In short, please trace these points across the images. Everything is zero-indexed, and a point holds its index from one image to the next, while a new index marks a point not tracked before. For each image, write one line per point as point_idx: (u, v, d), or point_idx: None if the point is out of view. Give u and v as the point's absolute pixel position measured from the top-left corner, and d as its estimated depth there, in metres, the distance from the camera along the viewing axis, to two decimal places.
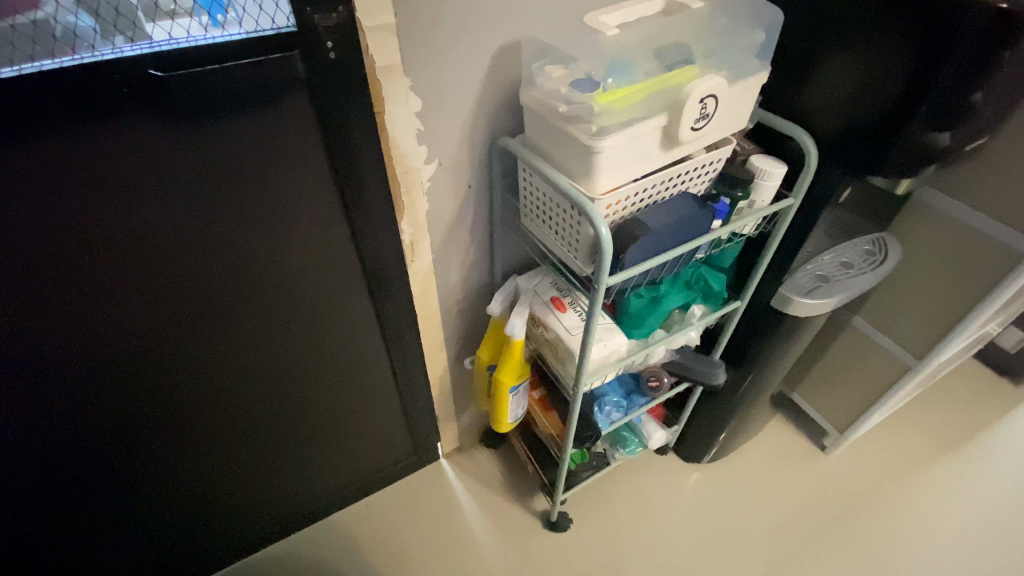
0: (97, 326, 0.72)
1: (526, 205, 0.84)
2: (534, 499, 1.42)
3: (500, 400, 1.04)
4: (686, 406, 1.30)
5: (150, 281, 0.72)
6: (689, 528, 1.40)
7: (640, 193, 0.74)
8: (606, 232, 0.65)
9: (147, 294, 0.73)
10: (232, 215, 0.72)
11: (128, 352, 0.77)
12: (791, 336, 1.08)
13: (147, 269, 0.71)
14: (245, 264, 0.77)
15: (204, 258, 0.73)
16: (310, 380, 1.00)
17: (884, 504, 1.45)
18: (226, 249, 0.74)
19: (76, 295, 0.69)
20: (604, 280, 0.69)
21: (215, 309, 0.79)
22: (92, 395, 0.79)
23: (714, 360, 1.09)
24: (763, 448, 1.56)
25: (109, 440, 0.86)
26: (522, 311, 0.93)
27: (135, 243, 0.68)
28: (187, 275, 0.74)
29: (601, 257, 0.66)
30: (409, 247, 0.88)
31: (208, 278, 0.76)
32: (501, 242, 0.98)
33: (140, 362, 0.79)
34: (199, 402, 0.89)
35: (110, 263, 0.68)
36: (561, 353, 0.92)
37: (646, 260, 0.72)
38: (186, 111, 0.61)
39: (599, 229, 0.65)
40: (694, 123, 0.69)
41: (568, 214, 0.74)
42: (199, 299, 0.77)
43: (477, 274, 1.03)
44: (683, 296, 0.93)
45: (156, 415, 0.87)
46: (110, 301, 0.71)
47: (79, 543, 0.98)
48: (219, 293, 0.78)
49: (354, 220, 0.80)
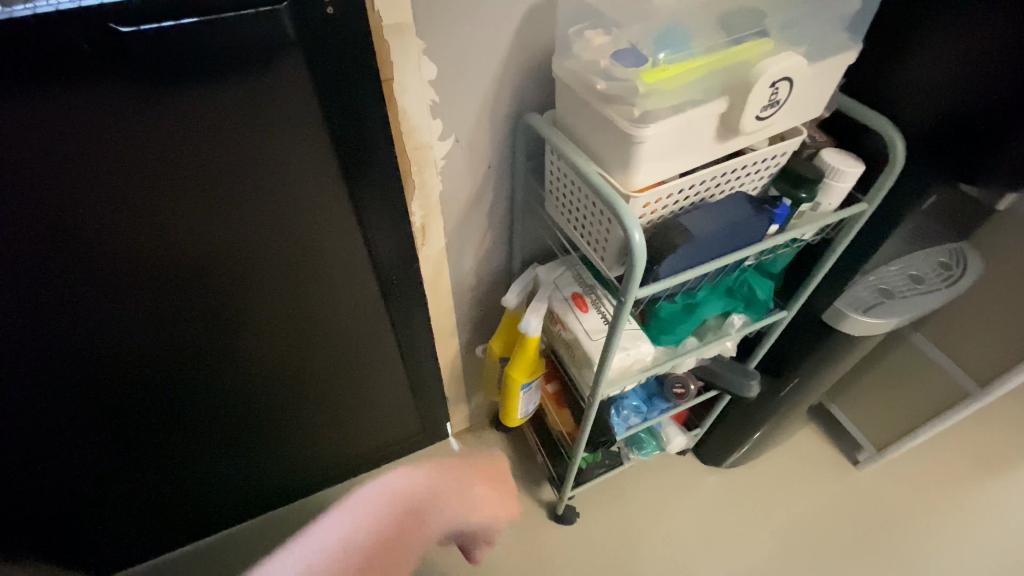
0: (91, 305, 0.68)
1: (552, 191, 0.74)
2: (541, 488, 1.38)
3: (511, 396, 0.98)
4: (711, 412, 1.20)
5: (143, 260, 0.66)
6: (701, 534, 1.33)
7: (685, 190, 0.63)
8: (642, 241, 0.55)
9: (138, 274, 0.68)
10: (226, 193, 0.64)
11: (126, 332, 0.73)
12: (840, 354, 0.96)
13: (140, 248, 0.65)
14: (249, 246, 0.71)
15: (206, 240, 0.68)
16: (317, 365, 0.94)
17: (919, 529, 1.34)
18: (224, 230, 0.67)
19: (67, 274, 0.64)
20: (632, 292, 0.59)
21: (223, 292, 0.75)
22: (102, 376, 0.77)
23: (749, 369, 0.99)
24: (792, 456, 1.45)
25: (122, 419, 0.84)
26: (540, 307, 0.85)
27: (124, 219, 0.62)
28: (183, 253, 0.68)
29: (632, 269, 0.57)
30: (420, 229, 0.81)
31: (213, 261, 0.71)
32: (523, 228, 0.89)
33: (147, 345, 0.76)
34: (205, 381, 0.86)
35: (97, 240, 0.63)
36: (579, 356, 0.84)
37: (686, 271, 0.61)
38: (162, 75, 0.53)
39: (631, 235, 0.54)
40: (759, 110, 0.58)
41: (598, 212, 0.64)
42: (197, 278, 0.72)
43: (495, 260, 0.95)
44: (722, 304, 0.83)
45: (168, 396, 0.85)
46: (103, 279, 0.66)
47: (102, 510, 1.00)
48: (225, 277, 0.73)
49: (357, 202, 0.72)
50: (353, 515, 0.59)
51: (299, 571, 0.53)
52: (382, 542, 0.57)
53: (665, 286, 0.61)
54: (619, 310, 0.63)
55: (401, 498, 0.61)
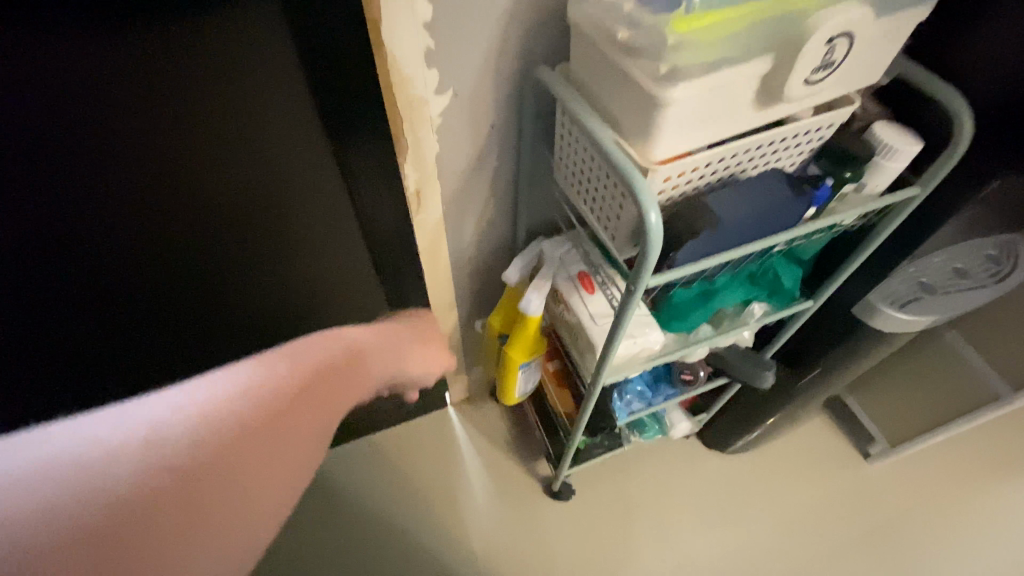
0: (85, 246, 0.65)
1: (561, 159, 0.66)
2: (538, 463, 1.35)
3: (508, 374, 0.94)
4: (718, 399, 1.13)
5: (154, 203, 0.64)
6: (699, 519, 1.30)
7: (713, 165, 0.55)
8: (659, 222, 0.47)
9: (148, 217, 0.65)
10: (226, 148, 0.62)
11: (139, 275, 0.72)
12: (867, 351, 0.89)
13: (152, 191, 0.63)
14: (242, 196, 0.68)
15: (202, 187, 0.65)
16: (317, 320, 0.93)
17: (927, 527, 1.30)
18: (217, 181, 0.65)
19: (73, 213, 0.61)
20: (643, 280, 0.52)
21: (221, 240, 0.73)
22: (97, 317, 0.74)
23: (765, 359, 0.92)
24: (801, 445, 1.40)
25: (117, 357, 0.82)
26: (542, 285, 0.79)
27: (135, 163, 0.60)
28: (195, 201, 0.66)
29: (646, 255, 0.49)
30: (415, 195, 0.73)
31: (211, 209, 0.68)
32: (529, 197, 0.81)
33: (143, 287, 0.73)
34: (213, 329, 0.86)
35: (106, 181, 0.60)
36: (581, 339, 0.78)
37: (711, 258, 0.54)
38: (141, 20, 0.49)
39: (648, 215, 0.47)
40: (810, 73, 0.49)
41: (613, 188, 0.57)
42: (210, 226, 0.70)
43: (498, 231, 0.87)
44: (741, 292, 0.76)
45: (164, 339, 0.83)
46: (111, 219, 0.64)
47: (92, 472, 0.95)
48: (222, 225, 0.71)
49: (354, 169, 0.68)
50: (303, 351, 0.57)
51: (245, 383, 0.49)
52: (338, 371, 0.57)
53: (684, 274, 0.53)
54: (627, 299, 0.56)
55: (347, 346, 0.61)
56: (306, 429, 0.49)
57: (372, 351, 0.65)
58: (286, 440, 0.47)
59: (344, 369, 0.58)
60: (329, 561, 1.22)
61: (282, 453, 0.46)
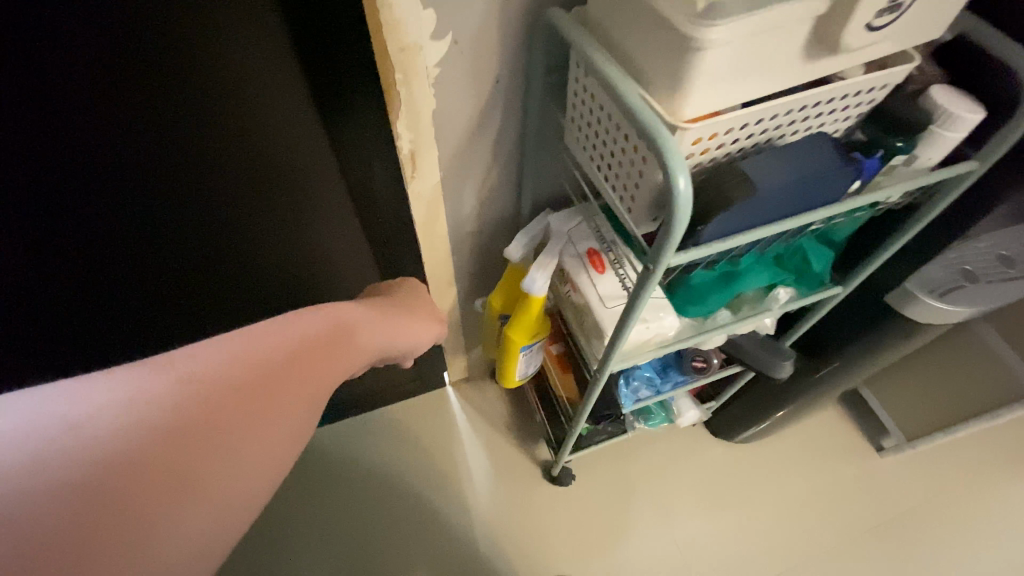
0: (68, 203, 0.61)
1: (574, 119, 0.59)
2: (538, 447, 1.30)
3: (508, 356, 0.88)
4: (729, 388, 1.07)
5: (142, 171, 0.61)
6: (701, 509, 1.26)
7: (749, 128, 0.48)
8: (689, 190, 0.40)
9: (133, 184, 0.62)
10: (213, 112, 0.58)
11: (129, 244, 0.69)
12: (896, 341, 0.82)
13: (138, 157, 0.60)
14: (231, 156, 0.63)
15: (188, 146, 0.60)
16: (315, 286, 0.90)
17: (939, 525, 1.25)
18: (205, 137, 0.60)
19: (56, 180, 0.59)
20: (664, 258, 0.45)
21: (211, 201, 0.68)
22: (87, 277, 0.71)
23: (783, 348, 0.86)
24: (811, 436, 1.35)
25: (111, 319, 0.79)
26: (548, 262, 0.72)
27: (117, 127, 0.56)
28: (182, 158, 0.61)
29: (671, 229, 0.42)
30: (409, 158, 0.66)
31: (199, 169, 0.63)
32: (536, 164, 0.74)
33: (133, 247, 0.70)
34: (209, 299, 0.84)
35: (91, 146, 0.57)
36: (588, 322, 0.72)
37: (744, 234, 0.47)
38: None
39: (676, 181, 0.40)
40: (875, 16, 0.41)
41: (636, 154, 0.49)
42: (201, 194, 0.67)
43: (501, 202, 0.81)
44: (766, 275, 0.69)
45: (158, 301, 0.80)
46: (95, 186, 0.61)
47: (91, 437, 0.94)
48: (212, 186, 0.66)
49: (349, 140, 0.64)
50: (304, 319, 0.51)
51: (235, 351, 0.42)
52: (336, 344, 0.50)
53: (711, 253, 0.47)
54: (644, 280, 0.49)
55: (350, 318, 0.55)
56: (294, 411, 0.43)
57: (372, 324, 0.58)
58: (268, 421, 0.41)
59: (341, 339, 0.51)
60: (322, 539, 1.20)
61: (262, 436, 0.40)
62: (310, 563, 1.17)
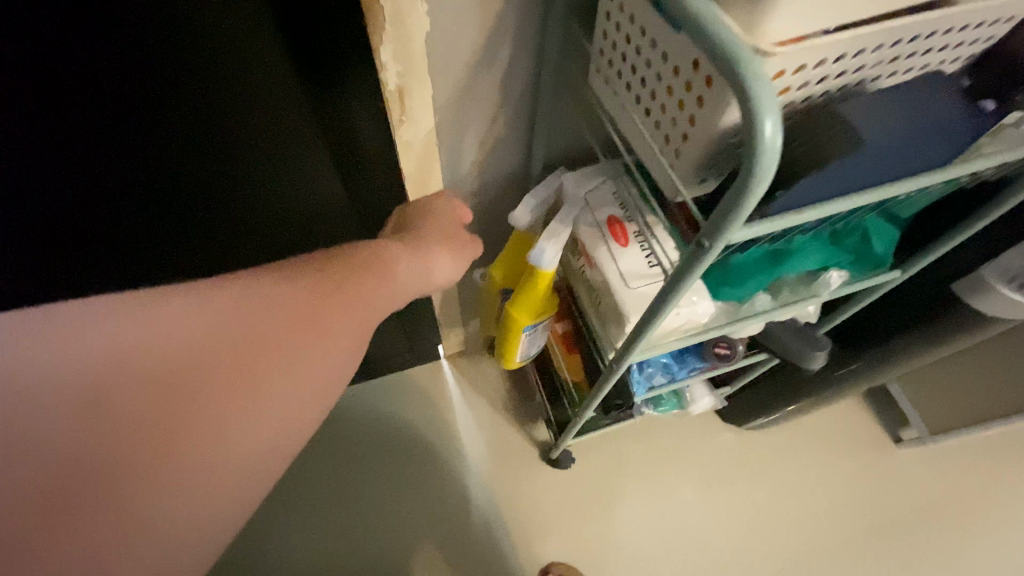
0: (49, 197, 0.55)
1: (609, 49, 0.47)
2: (536, 427, 1.22)
3: (509, 334, 0.78)
4: (746, 372, 0.96)
5: (147, 155, 0.56)
6: (709, 499, 1.19)
7: (845, 62, 0.36)
8: (778, 142, 0.29)
9: (138, 170, 0.57)
10: (222, 89, 0.52)
11: (135, 232, 0.64)
12: (953, 332, 0.72)
13: (142, 140, 0.54)
14: (213, 115, 0.55)
15: (161, 110, 0.52)
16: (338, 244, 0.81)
17: (959, 522, 1.18)
18: (174, 98, 0.51)
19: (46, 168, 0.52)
20: (727, 234, 0.34)
21: (200, 167, 0.60)
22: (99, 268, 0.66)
23: (819, 337, 0.75)
24: (829, 425, 1.26)
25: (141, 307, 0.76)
26: (560, 233, 0.62)
27: (119, 110, 0.50)
28: (155, 126, 0.53)
29: (744, 195, 0.31)
30: (396, 96, 0.54)
31: (176, 133, 0.55)
32: (550, 111, 0.61)
33: (134, 228, 0.64)
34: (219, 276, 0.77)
35: (75, 127, 0.50)
36: (605, 303, 0.61)
37: (823, 206, 0.36)
38: None
39: (763, 125, 0.28)
40: None
41: (693, 95, 0.38)
42: (209, 176, 0.62)
43: (506, 156, 0.68)
44: (820, 255, 0.58)
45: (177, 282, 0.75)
46: (96, 177, 0.55)
47: None
48: (196, 151, 0.58)
49: (352, 120, 0.59)
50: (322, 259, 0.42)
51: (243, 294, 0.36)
52: (361, 333, 0.41)
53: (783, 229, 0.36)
54: (691, 262, 0.39)
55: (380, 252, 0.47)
56: (301, 413, 0.36)
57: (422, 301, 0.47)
58: (270, 420, 0.35)
59: (368, 300, 0.42)
60: (303, 516, 1.12)
61: (272, 406, 0.34)
62: (290, 540, 1.10)
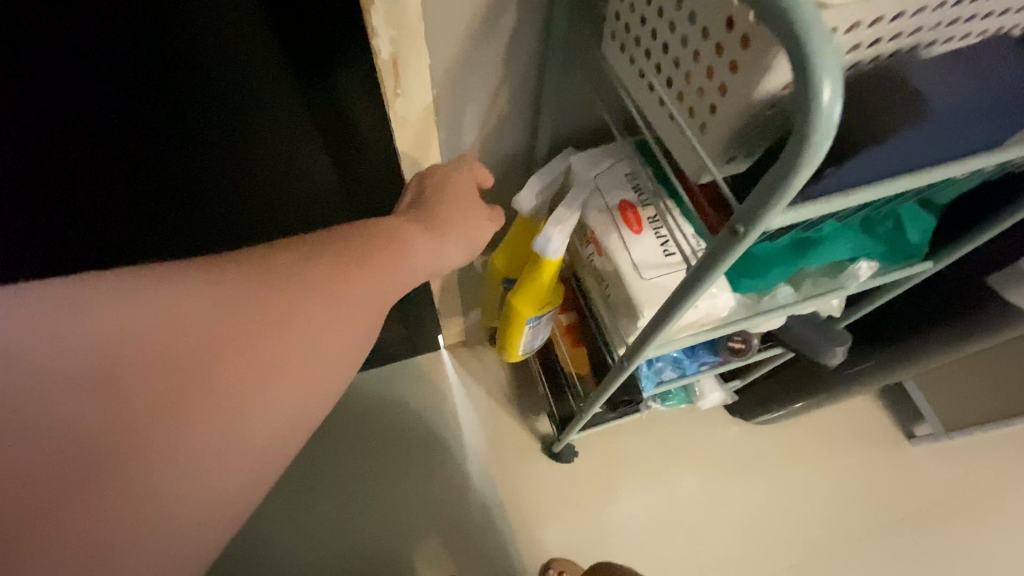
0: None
1: (631, 13, 0.42)
2: (539, 420, 1.18)
3: (512, 325, 0.74)
4: (759, 367, 0.92)
5: (137, 124, 0.58)
6: (715, 494, 1.15)
7: (904, 22, 0.31)
8: (836, 112, 0.25)
9: (132, 139, 0.60)
10: (202, 55, 0.54)
11: (137, 205, 0.67)
12: (986, 329, 0.67)
13: (131, 108, 0.57)
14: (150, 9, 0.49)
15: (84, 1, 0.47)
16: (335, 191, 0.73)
17: (971, 519, 1.15)
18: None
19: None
20: (765, 219, 0.30)
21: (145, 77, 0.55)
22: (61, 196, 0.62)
23: (841, 331, 0.71)
24: (840, 419, 1.23)
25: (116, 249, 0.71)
26: (567, 218, 0.57)
27: (104, 77, 0.53)
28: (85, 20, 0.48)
29: (789, 173, 0.27)
30: (390, 65, 0.49)
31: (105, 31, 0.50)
32: (558, 85, 0.56)
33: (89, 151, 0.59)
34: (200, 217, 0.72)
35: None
36: (615, 295, 0.57)
37: (863, 191, 0.32)
38: None
39: (820, 93, 0.24)
40: None
41: (725, 61, 0.33)
42: (202, 148, 0.64)
43: (510, 134, 0.64)
44: (849, 245, 0.54)
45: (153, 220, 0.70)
46: (94, 147, 0.59)
47: None
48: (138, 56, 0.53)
49: (340, 96, 0.59)
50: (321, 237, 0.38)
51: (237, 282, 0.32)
52: (364, 331, 0.36)
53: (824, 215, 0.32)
54: (719, 251, 0.35)
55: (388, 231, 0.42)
56: (290, 417, 0.32)
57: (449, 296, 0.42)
58: (274, 420, 0.32)
59: (372, 287, 0.37)
60: (298, 508, 1.09)
61: (262, 413, 0.31)
62: (285, 533, 1.07)
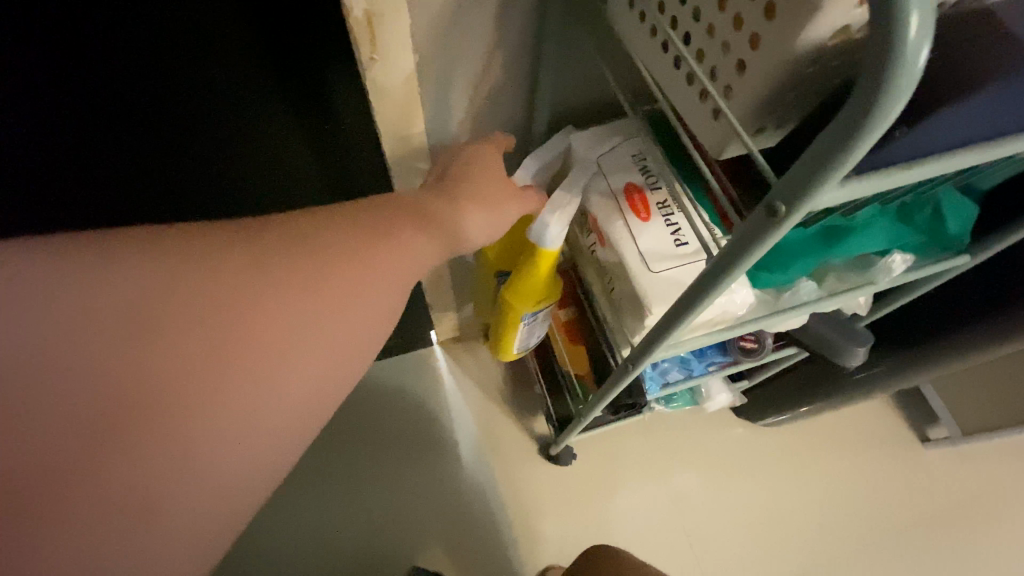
0: None
1: None
2: (535, 420, 1.12)
3: (506, 320, 0.68)
4: (770, 367, 0.86)
5: (121, 124, 0.53)
6: (719, 499, 1.09)
7: None
8: (922, 47, 0.20)
9: (109, 145, 0.55)
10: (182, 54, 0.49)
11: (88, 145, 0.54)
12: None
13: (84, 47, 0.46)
14: None
15: None
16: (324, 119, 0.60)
17: (984, 525, 1.10)
18: None
19: None
20: (815, 193, 0.25)
21: None
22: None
23: (858, 330, 0.65)
24: (851, 421, 1.17)
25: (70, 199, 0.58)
26: (567, 202, 0.52)
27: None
28: None
29: (860, 130, 0.22)
30: (365, 22, 0.42)
31: None
32: (559, 50, 0.50)
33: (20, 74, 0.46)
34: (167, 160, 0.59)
35: None
36: (619, 289, 0.51)
37: (920, 165, 0.26)
38: None
39: (904, 23, 0.20)
40: None
41: (761, 3, 0.28)
42: (191, 147, 0.59)
43: (504, 107, 0.57)
44: (881, 235, 0.49)
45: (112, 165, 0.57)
46: (76, 151, 0.54)
47: None
48: None
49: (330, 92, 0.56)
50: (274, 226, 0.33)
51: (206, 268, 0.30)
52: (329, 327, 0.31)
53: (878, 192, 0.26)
54: (751, 237, 0.30)
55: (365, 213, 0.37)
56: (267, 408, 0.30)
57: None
58: (267, 408, 0.30)
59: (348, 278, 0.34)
60: (279, 510, 1.03)
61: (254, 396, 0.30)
62: (264, 534, 1.01)
